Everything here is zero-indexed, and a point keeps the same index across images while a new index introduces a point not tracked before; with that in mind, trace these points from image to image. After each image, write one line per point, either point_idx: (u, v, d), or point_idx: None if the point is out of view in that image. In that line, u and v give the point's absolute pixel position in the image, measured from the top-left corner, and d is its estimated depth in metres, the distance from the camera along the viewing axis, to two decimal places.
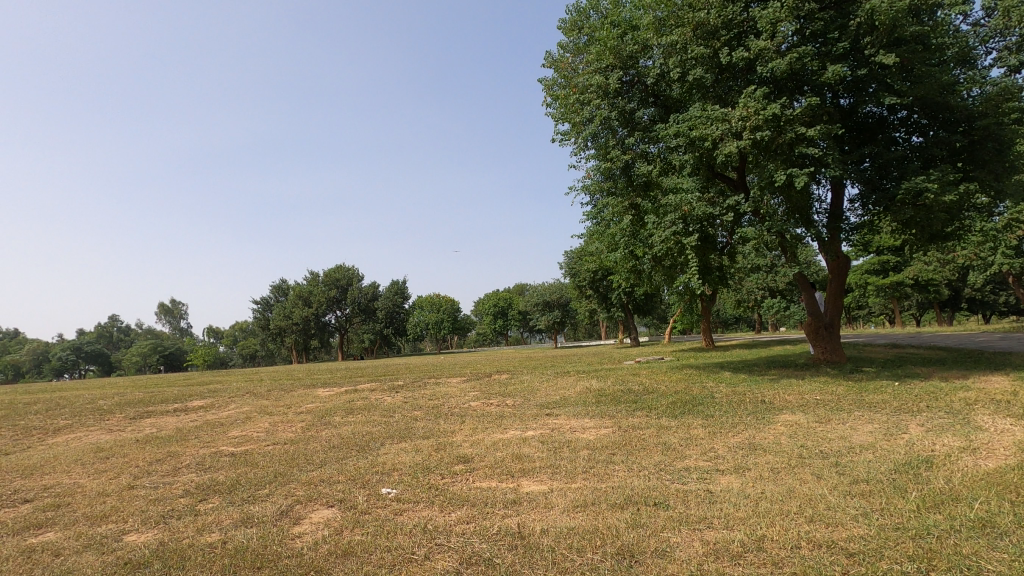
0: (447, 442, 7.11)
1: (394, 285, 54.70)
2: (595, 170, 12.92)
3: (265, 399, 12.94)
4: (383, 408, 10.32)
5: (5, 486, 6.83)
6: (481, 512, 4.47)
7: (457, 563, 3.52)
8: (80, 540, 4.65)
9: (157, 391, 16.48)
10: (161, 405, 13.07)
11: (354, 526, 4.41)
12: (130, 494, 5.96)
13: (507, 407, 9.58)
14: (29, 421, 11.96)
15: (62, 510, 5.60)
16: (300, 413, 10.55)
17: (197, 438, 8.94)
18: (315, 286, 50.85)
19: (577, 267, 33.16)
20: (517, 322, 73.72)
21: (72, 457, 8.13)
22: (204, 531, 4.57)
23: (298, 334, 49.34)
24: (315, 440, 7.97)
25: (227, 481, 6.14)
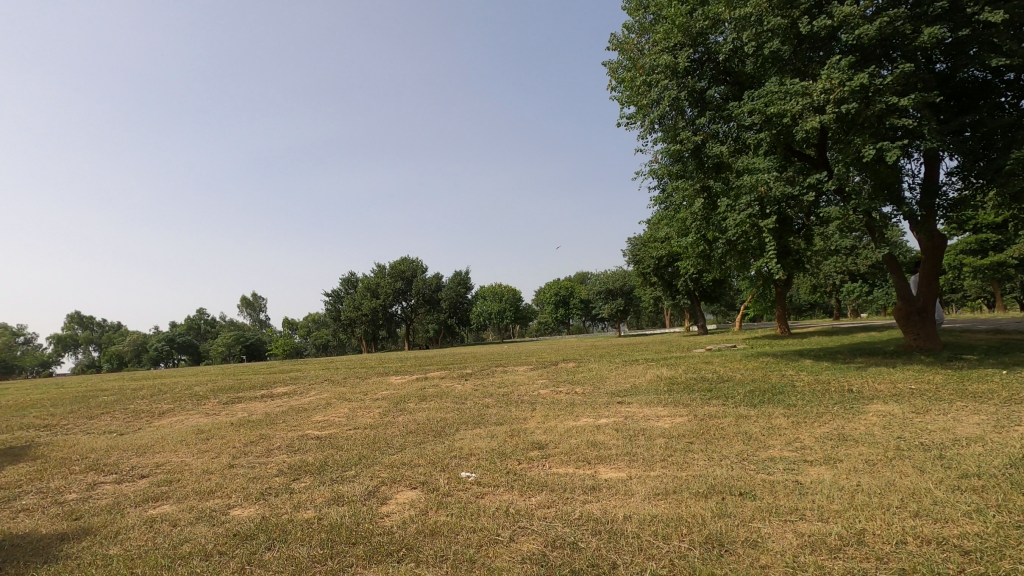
0: (521, 428, 7.21)
1: (457, 275, 55.67)
2: (663, 153, 12.61)
3: (343, 386, 13.59)
4: (455, 395, 10.58)
5: (125, 462, 7.57)
6: (561, 497, 4.51)
7: (543, 546, 3.58)
8: (192, 513, 5.09)
9: (245, 378, 17.71)
10: (250, 391, 14.02)
11: (438, 507, 4.56)
12: (231, 473, 6.44)
13: (577, 394, 9.59)
14: (138, 405, 13.18)
15: (174, 485, 6.14)
16: (377, 399, 11.02)
17: (285, 421, 9.52)
18: (382, 278, 52.65)
19: (641, 254, 32.51)
20: (579, 311, 73.18)
21: (178, 438, 8.89)
22: (300, 508, 4.88)
23: (367, 325, 51.45)
24: (394, 425, 8.30)
25: (315, 462, 6.51)
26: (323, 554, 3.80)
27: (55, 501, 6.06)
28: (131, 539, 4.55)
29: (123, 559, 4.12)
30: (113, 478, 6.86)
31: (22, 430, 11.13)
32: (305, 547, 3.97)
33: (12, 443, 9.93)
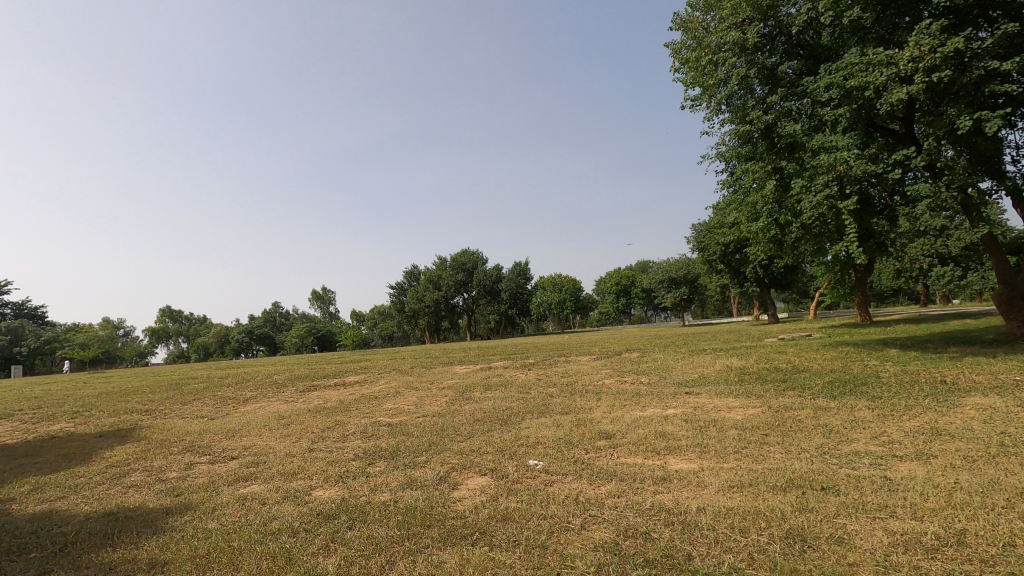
0: (587, 418, 7.19)
1: (517, 266, 55.90)
2: (731, 134, 12.10)
3: (410, 375, 14.05)
4: (520, 385, 10.69)
5: (217, 445, 8.17)
6: (631, 487, 4.47)
7: (615, 534, 3.57)
8: (279, 492, 5.43)
9: (319, 367, 18.65)
10: (324, 380, 14.76)
11: (508, 493, 4.64)
12: (311, 456, 6.82)
13: (643, 384, 9.46)
14: (225, 392, 14.18)
15: (261, 467, 6.58)
16: (443, 388, 11.31)
17: (358, 408, 9.96)
18: (444, 270, 53.75)
19: (707, 241, 31.48)
20: (641, 301, 71.78)
21: (262, 423, 9.48)
22: (376, 491, 5.11)
23: (430, 315, 52.83)
24: (461, 413, 8.49)
25: (388, 447, 6.77)
26: (400, 535, 3.96)
27: (159, 479, 6.64)
28: (226, 515, 4.92)
29: (220, 533, 4.46)
30: (207, 458, 7.43)
31: (127, 414, 12.23)
32: (383, 527, 4.16)
33: (119, 426, 10.94)
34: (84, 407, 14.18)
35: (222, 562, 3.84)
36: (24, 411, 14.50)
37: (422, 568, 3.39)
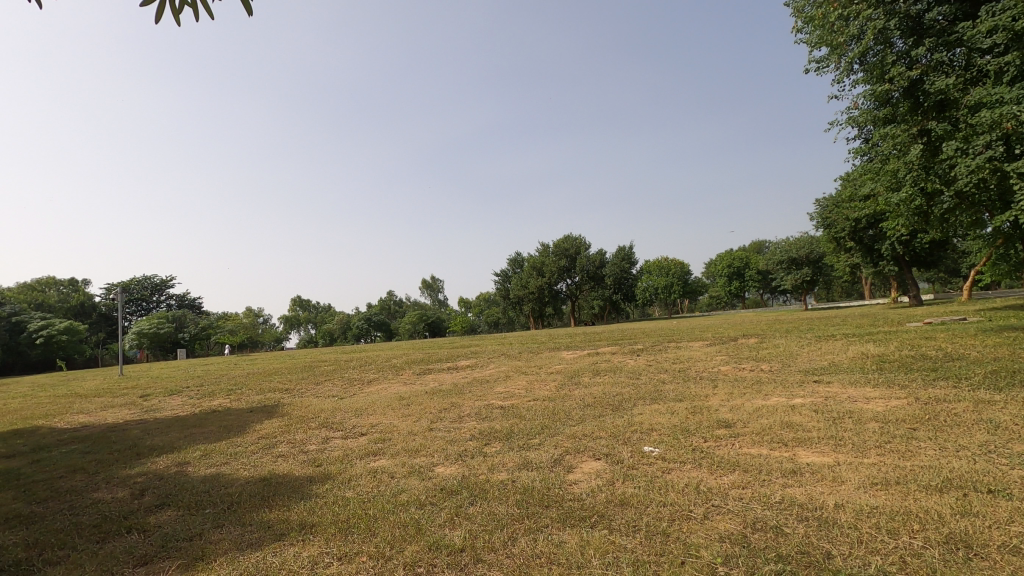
0: (704, 406, 6.92)
1: (621, 251, 54.62)
2: (866, 96, 10.88)
3: (519, 360, 14.36)
4: (629, 371, 10.53)
5: (347, 422, 8.92)
6: (757, 478, 4.25)
7: (741, 527, 3.42)
8: (404, 467, 5.83)
9: (432, 352, 19.66)
10: (438, 364, 15.54)
11: (624, 479, 4.62)
12: (431, 435, 7.23)
13: (764, 372, 8.91)
14: (351, 374, 15.42)
15: (387, 443, 7.09)
16: (552, 373, 11.43)
17: (471, 391, 10.39)
18: (547, 256, 54.06)
19: (834, 216, 28.73)
20: (757, 284, 67.27)
21: (385, 403, 10.21)
22: (494, 470, 5.31)
23: (535, 302, 53.40)
24: (571, 398, 8.54)
25: (502, 429, 6.99)
26: (519, 513, 4.08)
27: (301, 451, 7.40)
28: (361, 486, 5.38)
29: (357, 501, 4.90)
30: (340, 434, 8.15)
31: (272, 393, 13.75)
32: (503, 505, 4.32)
33: (266, 403, 12.32)
34: (236, 385, 16.14)
35: (360, 528, 4.21)
36: (190, 388, 16.84)
37: (543, 546, 3.48)
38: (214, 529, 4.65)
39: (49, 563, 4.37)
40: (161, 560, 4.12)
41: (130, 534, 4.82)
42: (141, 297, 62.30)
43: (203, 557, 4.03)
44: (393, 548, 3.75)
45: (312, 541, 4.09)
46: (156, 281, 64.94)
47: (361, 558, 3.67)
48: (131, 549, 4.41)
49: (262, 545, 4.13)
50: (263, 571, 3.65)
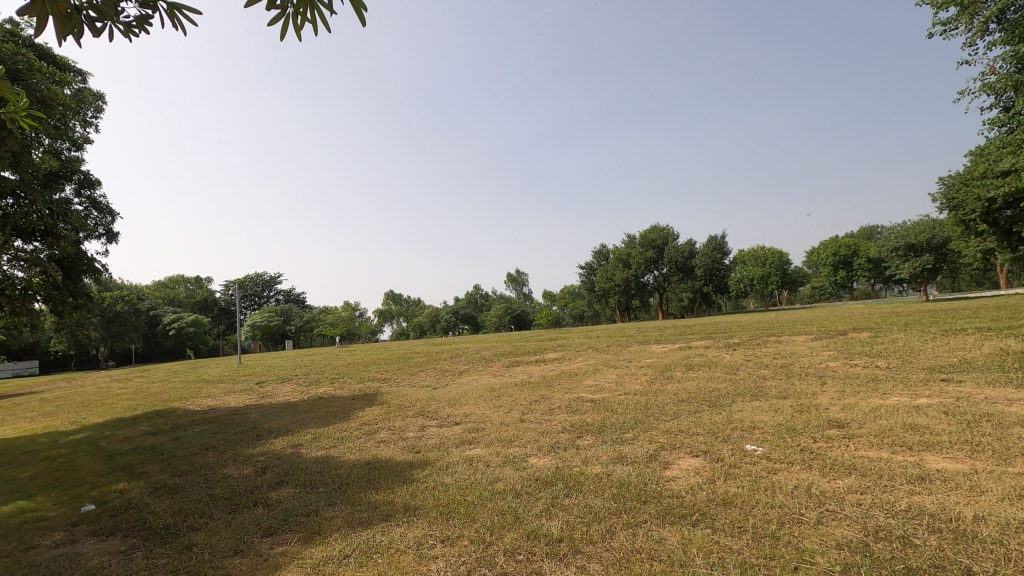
0: (811, 404, 6.48)
1: (712, 240, 52.04)
2: (1005, 59, 9.62)
3: (607, 354, 14.19)
4: (726, 366, 10.06)
5: (442, 411, 9.27)
6: (877, 484, 3.92)
7: (862, 534, 3.18)
8: (499, 457, 5.97)
9: (520, 345, 19.91)
10: (526, 356, 15.73)
11: (726, 477, 4.44)
12: (523, 427, 7.34)
13: (880, 369, 8.18)
14: (442, 365, 15.99)
15: (481, 433, 7.29)
16: (642, 367, 11.19)
17: (560, 384, 10.42)
18: (633, 248, 53.00)
19: (962, 196, 25.67)
20: (868, 274, 61.57)
21: (477, 394, 10.50)
22: (588, 463, 5.30)
23: (621, 295, 52.20)
24: (664, 393, 8.32)
25: (594, 422, 6.95)
26: (617, 507, 4.05)
27: (400, 438, 7.79)
28: (458, 473, 5.58)
29: (456, 487, 5.09)
30: (436, 423, 8.49)
31: (370, 382, 14.58)
32: (599, 498, 4.30)
33: (365, 391, 13.08)
34: (339, 375, 17.29)
35: (460, 513, 4.36)
36: (299, 377, 18.25)
37: (643, 542, 3.43)
38: (328, 507, 5.02)
39: (192, 528, 4.94)
40: (285, 532, 4.51)
41: (256, 507, 5.33)
42: (254, 293, 68.36)
43: (320, 532, 4.37)
44: (492, 535, 3.86)
45: (416, 523, 4.30)
46: (266, 278, 70.80)
47: (463, 542, 3.81)
48: (259, 521, 4.86)
49: (371, 525, 4.40)
50: (374, 547, 3.90)
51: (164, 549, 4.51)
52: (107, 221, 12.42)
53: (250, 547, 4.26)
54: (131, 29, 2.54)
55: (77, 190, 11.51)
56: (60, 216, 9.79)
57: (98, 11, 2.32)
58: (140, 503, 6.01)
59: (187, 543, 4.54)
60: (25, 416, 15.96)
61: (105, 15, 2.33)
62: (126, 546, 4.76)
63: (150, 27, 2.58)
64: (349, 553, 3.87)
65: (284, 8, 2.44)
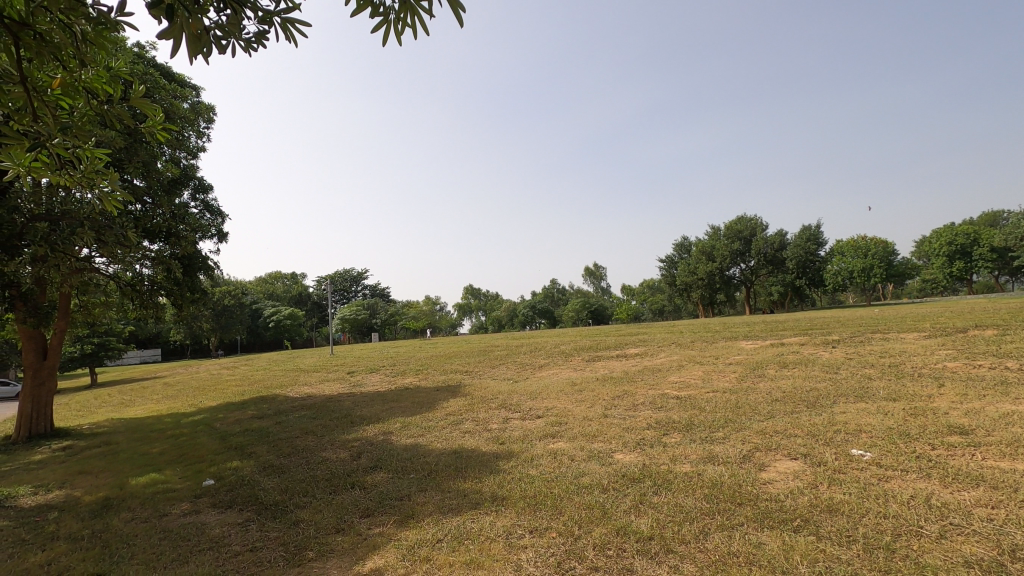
0: (927, 407, 5.92)
1: (806, 230, 48.65)
2: None
3: (692, 349, 13.71)
4: (825, 364, 9.41)
5: (524, 404, 9.37)
6: (1012, 498, 3.52)
7: (994, 553, 2.88)
8: (583, 452, 5.95)
9: (600, 339, 19.68)
10: (607, 351, 15.53)
11: (830, 482, 4.16)
12: (606, 422, 7.26)
13: (1010, 371, 7.32)
14: (522, 359, 16.14)
15: (564, 427, 7.30)
16: (731, 364, 10.71)
17: (644, 380, 10.21)
18: (717, 241, 50.84)
19: None
20: (991, 264, 55.00)
21: (558, 388, 10.51)
22: (677, 461, 5.16)
23: (705, 289, 50.03)
24: (756, 391, 7.93)
25: (681, 420, 6.75)
26: (710, 508, 3.91)
27: (484, 428, 7.97)
28: (543, 465, 5.63)
29: (542, 479, 5.14)
30: (518, 415, 8.60)
31: (453, 374, 15.01)
32: (690, 498, 4.17)
33: (449, 383, 13.48)
34: (423, 366, 17.93)
35: (547, 505, 4.40)
36: (386, 368, 19.12)
37: (740, 545, 3.29)
38: (419, 492, 5.23)
39: (298, 506, 5.33)
40: (381, 514, 4.76)
41: (353, 489, 5.66)
42: (343, 288, 72.30)
43: (414, 516, 4.57)
44: (581, 528, 3.86)
45: (503, 513, 4.39)
46: (354, 274, 74.75)
47: (551, 534, 3.85)
48: (357, 502, 5.17)
49: (461, 511, 4.54)
50: (465, 534, 4.02)
51: (274, 523, 4.91)
52: (218, 223, 13.57)
53: (350, 527, 4.53)
54: (250, 44, 2.74)
55: (194, 195, 12.65)
56: (180, 218, 10.80)
57: (223, 30, 2.53)
58: (252, 480, 6.57)
59: (295, 519, 4.91)
60: (153, 398, 17.88)
61: (229, 33, 2.54)
62: (242, 518, 5.22)
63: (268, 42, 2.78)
64: (441, 538, 4.02)
65: (386, 14, 2.54)
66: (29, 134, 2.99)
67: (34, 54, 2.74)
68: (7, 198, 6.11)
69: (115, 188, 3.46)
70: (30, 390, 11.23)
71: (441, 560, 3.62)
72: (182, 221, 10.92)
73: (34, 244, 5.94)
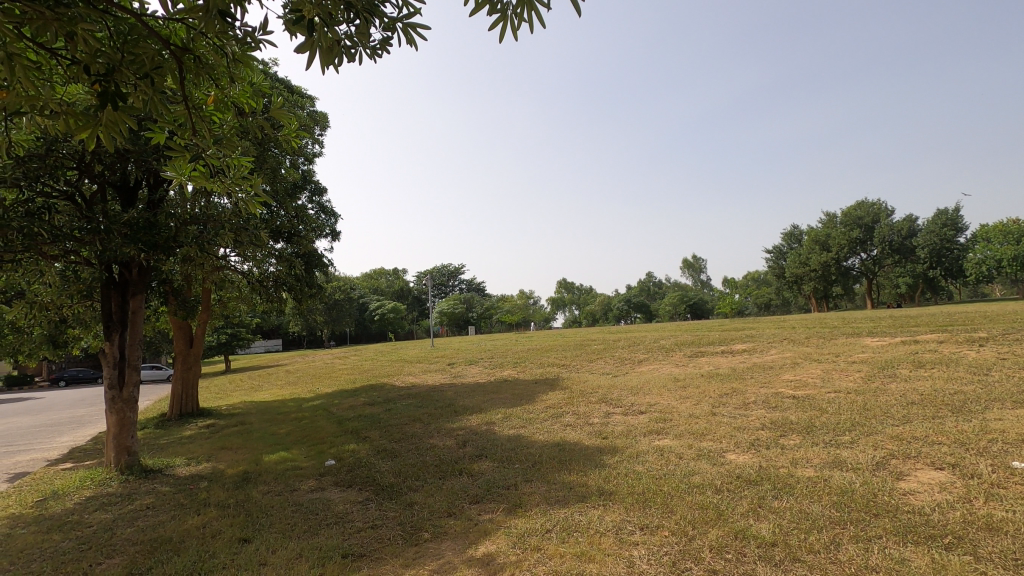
0: None
1: (940, 214, 43.38)
2: None
3: (806, 346, 12.75)
4: (971, 364, 8.36)
5: (625, 399, 9.21)
6: None
7: None
8: (692, 450, 5.73)
9: (702, 334, 18.91)
10: (710, 346, 14.88)
11: (986, 497, 3.69)
12: (715, 420, 6.95)
13: None
14: (620, 353, 15.89)
15: (669, 423, 7.08)
16: (854, 362, 9.84)
17: (754, 377, 9.66)
18: (833, 229, 46.50)
19: None
20: None
21: (660, 383, 10.22)
22: (798, 465, 4.82)
23: (818, 281, 45.48)
24: (887, 392, 7.22)
25: (800, 421, 6.29)
26: (840, 517, 3.62)
27: (586, 422, 7.93)
28: (650, 462, 5.50)
29: (649, 476, 5.02)
30: (620, 410, 8.47)
31: (551, 367, 15.10)
32: (817, 505, 3.87)
33: (547, 376, 13.58)
34: (520, 359, 18.20)
35: (657, 503, 4.29)
36: (485, 360, 19.64)
37: (879, 559, 3.02)
38: (525, 482, 5.31)
39: (412, 488, 5.63)
40: (490, 501, 4.89)
41: (461, 475, 5.87)
42: (441, 281, 75.09)
43: (521, 505, 4.66)
44: (695, 529, 3.72)
45: (612, 507, 4.35)
46: (451, 268, 77.56)
47: (664, 532, 3.75)
48: (466, 488, 5.35)
49: (569, 504, 4.55)
50: (574, 526, 4.03)
51: (391, 504, 5.22)
52: (332, 223, 14.61)
53: (461, 512, 4.71)
54: (376, 51, 2.91)
55: (310, 197, 13.70)
56: (300, 219, 11.76)
57: (353, 38, 2.70)
58: (368, 462, 7.03)
59: (409, 501, 5.19)
60: (277, 384, 19.67)
61: (359, 42, 2.71)
62: (362, 497, 5.60)
63: (391, 48, 2.93)
64: (551, 528, 4.06)
65: (504, 10, 2.59)
66: (190, 146, 3.36)
67: (193, 76, 3.08)
68: (164, 205, 6.94)
69: (255, 193, 3.78)
70: (181, 373, 12.77)
71: (552, 550, 3.66)
72: (302, 222, 11.88)
73: (185, 245, 6.69)
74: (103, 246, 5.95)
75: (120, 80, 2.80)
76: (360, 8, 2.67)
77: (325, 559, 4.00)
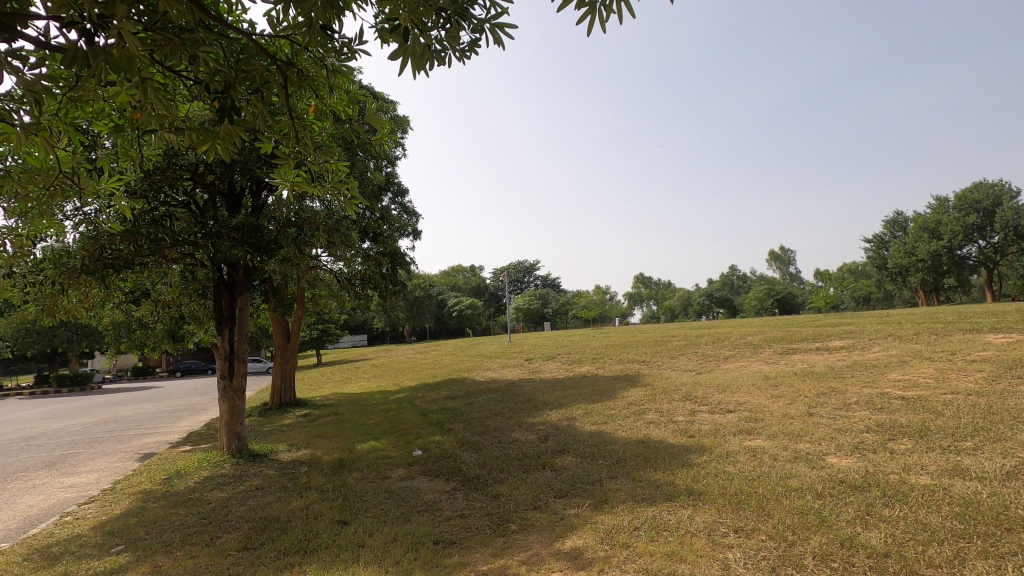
0: None
1: None
2: None
3: (916, 343, 11.68)
4: None
5: (711, 397, 8.88)
6: None
7: None
8: (788, 451, 5.42)
9: (794, 330, 17.86)
10: (804, 343, 14.00)
11: None
12: (812, 421, 6.54)
13: None
14: (704, 350, 15.33)
15: (761, 423, 6.75)
16: (975, 361, 8.89)
17: (855, 376, 8.98)
18: (945, 214, 42.24)
19: None
20: None
21: (749, 381, 9.75)
22: (911, 471, 4.44)
23: (927, 273, 41.77)
24: (1017, 395, 6.47)
25: (912, 424, 5.79)
26: (964, 530, 3.30)
27: (670, 420, 7.72)
28: (741, 462, 5.27)
29: (741, 477, 4.82)
30: (706, 408, 8.17)
31: (631, 363, 14.83)
32: (935, 515, 3.56)
33: (627, 372, 13.36)
34: (598, 355, 18.01)
35: (752, 505, 4.11)
36: (562, 355, 19.61)
37: None
38: (610, 479, 5.26)
39: (496, 480, 5.74)
40: (575, 496, 4.90)
41: (545, 470, 5.92)
42: (516, 278, 75.64)
43: (607, 501, 4.63)
44: (795, 534, 3.53)
45: (703, 508, 4.22)
46: (527, 265, 78.04)
47: (760, 536, 3.60)
48: (550, 482, 5.38)
49: (656, 502, 4.46)
50: (663, 525, 3.94)
51: (477, 494, 5.35)
52: (414, 222, 15.14)
53: (546, 505, 4.75)
54: (465, 54, 2.98)
55: (394, 199, 14.25)
56: (385, 219, 12.27)
57: (443, 42, 2.79)
58: (453, 453, 7.25)
59: (495, 493, 5.30)
60: (365, 377, 20.69)
61: (449, 45, 2.80)
62: (449, 487, 5.78)
63: (479, 50, 3.00)
64: (638, 526, 4.00)
65: (593, 3, 2.57)
66: (294, 154, 3.59)
67: (297, 88, 3.30)
68: (266, 210, 7.48)
69: (351, 196, 4.01)
70: (280, 366, 13.73)
71: (640, 548, 3.61)
72: (387, 222, 12.37)
73: (284, 246, 7.18)
74: (215, 248, 6.53)
75: (235, 96, 3.05)
76: (451, 12, 2.76)
77: (418, 544, 4.18)
